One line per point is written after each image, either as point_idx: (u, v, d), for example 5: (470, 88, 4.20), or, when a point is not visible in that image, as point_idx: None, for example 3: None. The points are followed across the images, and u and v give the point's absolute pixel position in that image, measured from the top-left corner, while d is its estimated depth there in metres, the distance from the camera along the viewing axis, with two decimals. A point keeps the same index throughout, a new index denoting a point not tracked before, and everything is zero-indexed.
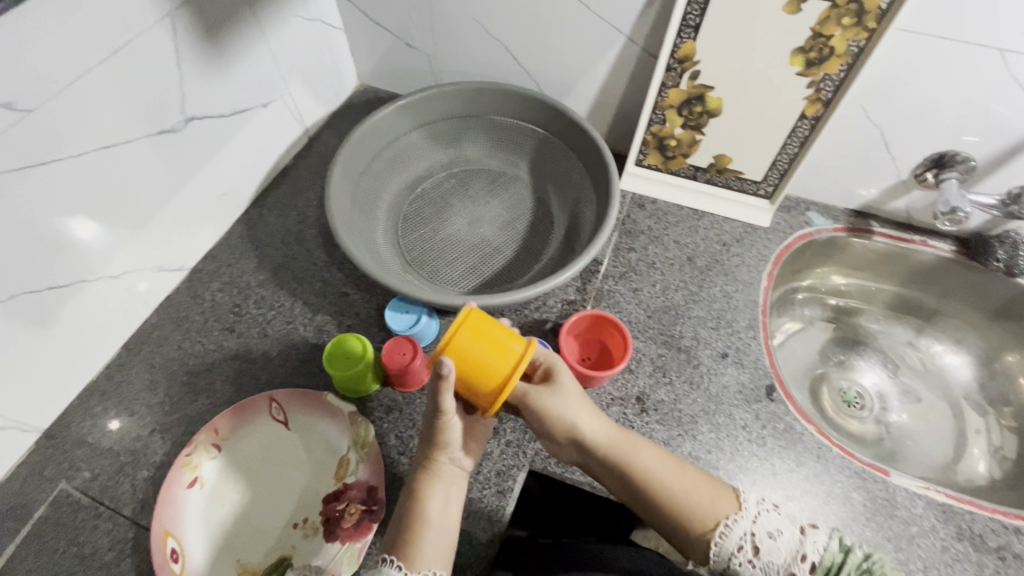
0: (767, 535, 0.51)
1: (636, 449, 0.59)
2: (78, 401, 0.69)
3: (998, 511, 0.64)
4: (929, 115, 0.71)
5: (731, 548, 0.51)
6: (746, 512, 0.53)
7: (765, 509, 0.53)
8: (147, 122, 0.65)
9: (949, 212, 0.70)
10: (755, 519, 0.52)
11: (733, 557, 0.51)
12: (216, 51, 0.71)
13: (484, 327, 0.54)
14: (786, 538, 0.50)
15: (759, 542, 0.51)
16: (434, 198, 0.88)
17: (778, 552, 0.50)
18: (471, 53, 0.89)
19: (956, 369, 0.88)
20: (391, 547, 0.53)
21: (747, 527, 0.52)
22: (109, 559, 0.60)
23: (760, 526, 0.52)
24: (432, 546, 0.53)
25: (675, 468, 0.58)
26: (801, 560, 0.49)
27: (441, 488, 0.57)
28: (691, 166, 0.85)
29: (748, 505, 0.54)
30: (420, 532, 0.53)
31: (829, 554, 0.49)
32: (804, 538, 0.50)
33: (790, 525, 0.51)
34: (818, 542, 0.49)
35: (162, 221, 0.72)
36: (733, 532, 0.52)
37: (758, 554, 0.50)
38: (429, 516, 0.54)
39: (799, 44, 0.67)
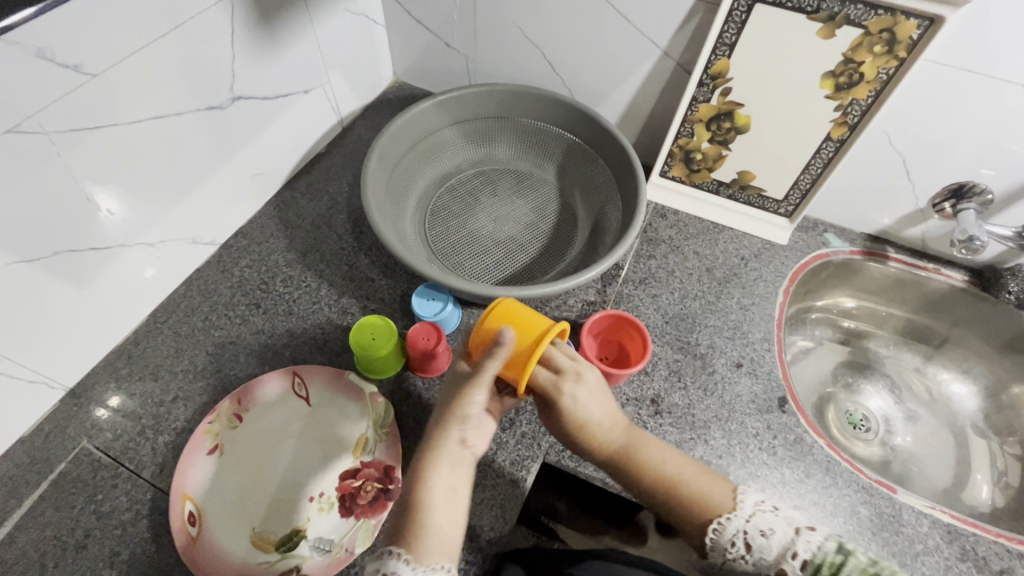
0: (760, 533, 0.51)
1: (646, 448, 0.58)
2: (103, 363, 0.70)
3: (1001, 535, 0.65)
4: (949, 146, 0.73)
5: (725, 544, 0.52)
6: (739, 510, 0.52)
7: (761, 508, 0.52)
8: (197, 98, 0.67)
9: (965, 240, 0.72)
10: (749, 518, 0.52)
11: (728, 552, 0.51)
12: (268, 35, 0.73)
13: (513, 311, 0.58)
14: (778, 536, 0.50)
15: (751, 540, 0.51)
16: (463, 193, 0.90)
17: (770, 549, 0.50)
18: (507, 57, 0.92)
19: (961, 399, 0.90)
20: (395, 534, 0.49)
21: (741, 526, 0.51)
22: (127, 518, 0.60)
23: (752, 525, 0.51)
24: (435, 535, 0.49)
25: (683, 464, 0.57)
26: (792, 558, 0.49)
27: (449, 474, 0.52)
28: (714, 180, 0.87)
29: (743, 504, 0.53)
30: (423, 517, 0.49)
31: (823, 553, 0.48)
32: (797, 538, 0.49)
33: (784, 525, 0.50)
34: (811, 542, 0.49)
35: (199, 194, 0.73)
36: (727, 529, 0.52)
37: (751, 550, 0.51)
38: (432, 502, 0.50)
39: (830, 68, 0.69)
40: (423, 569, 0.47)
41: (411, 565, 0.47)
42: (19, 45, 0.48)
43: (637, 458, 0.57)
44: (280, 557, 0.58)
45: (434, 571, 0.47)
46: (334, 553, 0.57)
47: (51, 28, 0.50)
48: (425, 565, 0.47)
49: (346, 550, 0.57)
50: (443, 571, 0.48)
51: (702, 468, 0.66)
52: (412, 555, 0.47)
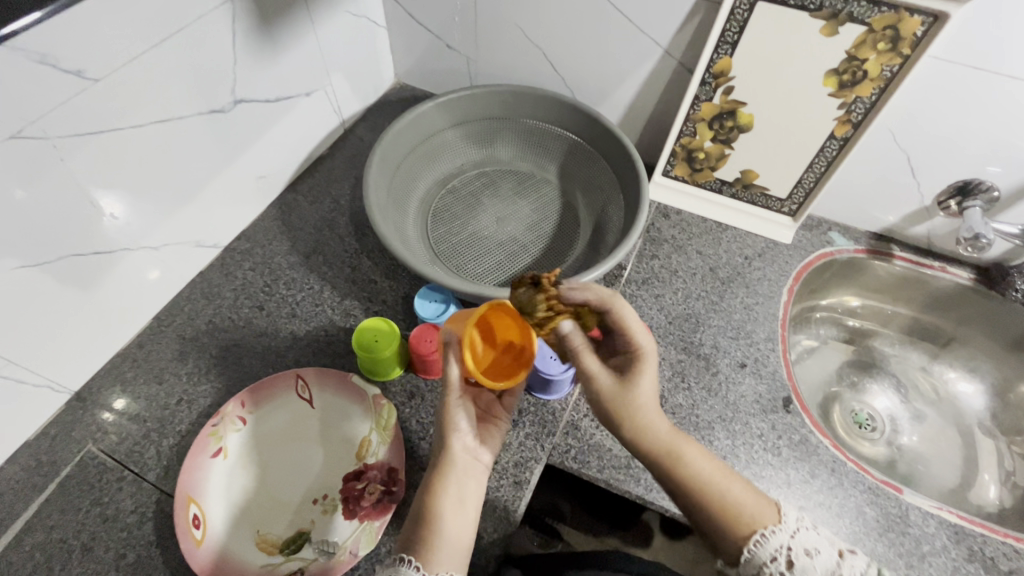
0: (804, 552, 0.47)
1: (691, 452, 0.53)
2: (108, 366, 0.71)
3: (1010, 536, 0.64)
4: (955, 144, 0.72)
5: (764, 558, 0.47)
6: (784, 525, 0.48)
7: (804, 526, 0.49)
8: (199, 101, 0.67)
9: (972, 238, 0.71)
10: (794, 534, 0.48)
11: (766, 567, 0.47)
12: (269, 38, 0.73)
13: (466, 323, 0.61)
14: (823, 558, 0.46)
15: (793, 558, 0.46)
16: (464, 194, 0.90)
17: (814, 570, 0.46)
18: (508, 58, 0.92)
19: (968, 397, 0.89)
20: (407, 542, 0.49)
21: (785, 541, 0.47)
22: (132, 521, 0.61)
23: (798, 542, 0.47)
24: (447, 544, 0.49)
25: (725, 473, 0.52)
26: None
27: (455, 483, 0.53)
28: (717, 179, 0.87)
29: (787, 518, 0.49)
30: (435, 527, 0.50)
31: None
32: (841, 561, 0.46)
33: (829, 547, 0.47)
34: (855, 568, 0.46)
35: (201, 197, 0.74)
36: (769, 543, 0.47)
37: (791, 569, 0.46)
38: (445, 513, 0.51)
39: (834, 66, 0.69)
40: None
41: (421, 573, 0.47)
42: (22, 50, 0.49)
43: (680, 461, 0.52)
44: (284, 559, 0.58)
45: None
46: (337, 555, 0.57)
47: (53, 34, 0.50)
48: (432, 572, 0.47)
49: (351, 552, 0.57)
50: None
51: None
52: (422, 563, 0.48)
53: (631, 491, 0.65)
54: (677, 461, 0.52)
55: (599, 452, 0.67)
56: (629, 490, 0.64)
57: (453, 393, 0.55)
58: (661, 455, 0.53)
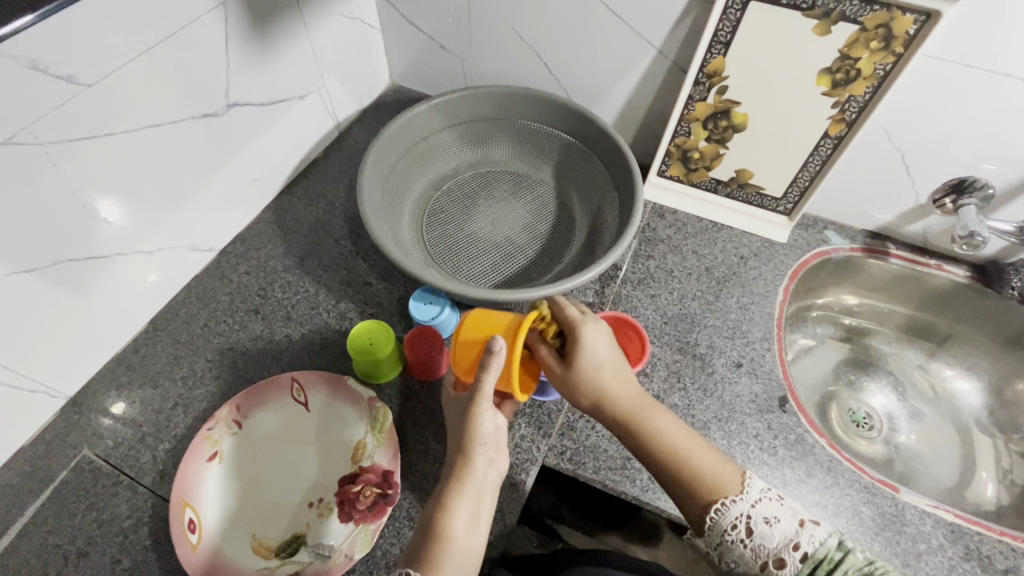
0: (763, 520, 0.50)
1: (658, 418, 0.57)
2: (104, 371, 0.71)
3: (1006, 534, 0.64)
4: (949, 142, 0.72)
5: (725, 525, 0.50)
6: (747, 494, 0.51)
7: (767, 496, 0.51)
8: (192, 105, 0.67)
9: (966, 236, 0.71)
10: (754, 504, 0.51)
11: (726, 534, 0.50)
12: (262, 41, 0.73)
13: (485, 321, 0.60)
14: (782, 526, 0.49)
15: (753, 525, 0.50)
16: (460, 196, 0.90)
17: (772, 537, 0.49)
18: (503, 59, 0.92)
19: (965, 395, 0.89)
20: (413, 559, 0.49)
21: (745, 510, 0.50)
22: (128, 526, 0.61)
23: (757, 511, 0.50)
24: (455, 563, 0.49)
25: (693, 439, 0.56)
26: (793, 548, 0.48)
27: (468, 499, 0.53)
28: (712, 179, 0.87)
29: (750, 489, 0.52)
30: (443, 547, 0.49)
31: (825, 548, 0.48)
32: (801, 530, 0.49)
33: (790, 516, 0.50)
34: (814, 536, 0.49)
35: (196, 201, 0.74)
36: (730, 511, 0.50)
37: (751, 535, 0.49)
38: (454, 531, 0.50)
39: (827, 64, 0.69)
40: None
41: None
42: (13, 56, 0.49)
43: (648, 425, 0.56)
44: (280, 563, 0.58)
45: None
46: (333, 558, 0.57)
47: (44, 40, 0.50)
48: None
49: (346, 555, 0.57)
50: None
51: None
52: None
53: (627, 491, 0.65)
54: (646, 429, 0.56)
55: (594, 453, 0.67)
56: (625, 491, 0.64)
57: (483, 406, 0.55)
58: (631, 421, 0.57)
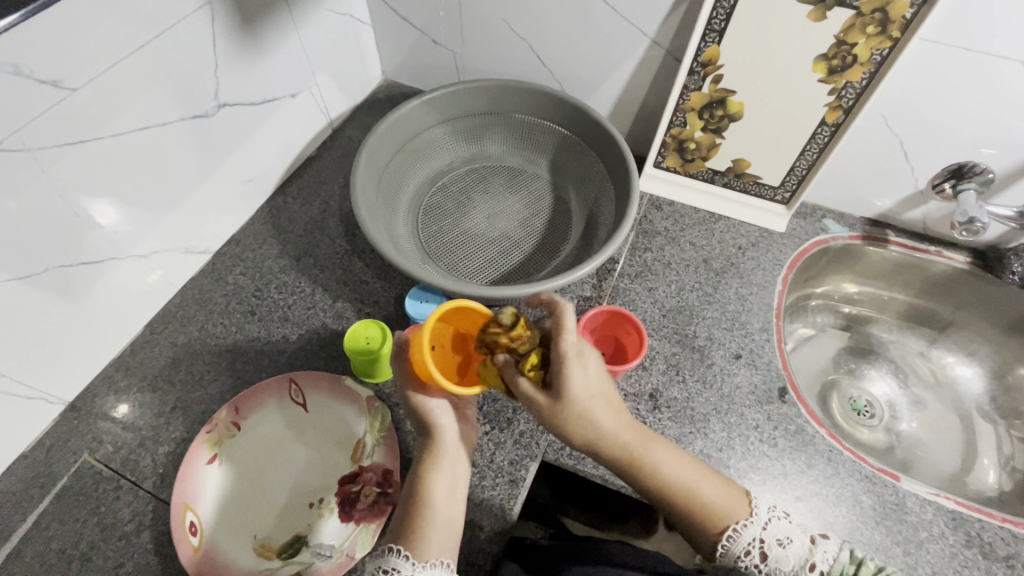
0: (778, 543, 0.51)
1: (657, 451, 0.55)
2: (103, 376, 0.71)
3: (1008, 521, 0.64)
4: (947, 127, 0.71)
5: (738, 552, 0.51)
6: (756, 517, 0.52)
7: (776, 516, 0.52)
8: (181, 107, 0.66)
9: (966, 222, 0.71)
10: (765, 526, 0.52)
11: (740, 561, 0.51)
12: (250, 41, 0.73)
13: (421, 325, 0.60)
14: (796, 547, 0.50)
15: (767, 549, 0.51)
16: (455, 191, 0.90)
17: (786, 559, 0.50)
18: (495, 52, 0.91)
19: (967, 381, 0.89)
20: (395, 532, 0.51)
21: (757, 534, 0.51)
22: (130, 529, 0.61)
23: (770, 534, 0.51)
24: (434, 533, 0.51)
25: (692, 467, 0.55)
26: (809, 569, 0.49)
27: (442, 472, 0.55)
28: (709, 169, 0.86)
29: (757, 510, 0.53)
30: (424, 519, 0.52)
31: (838, 565, 0.50)
32: (814, 548, 0.50)
33: (801, 535, 0.51)
34: (828, 553, 0.50)
35: (188, 204, 0.73)
36: (742, 537, 0.51)
37: (766, 560, 0.50)
38: (432, 504, 0.53)
39: (823, 51, 0.68)
40: (422, 565, 0.49)
41: (411, 561, 0.48)
42: None
43: (651, 459, 0.55)
44: (281, 563, 0.58)
45: (433, 567, 0.49)
46: (334, 558, 0.57)
47: (29, 45, 0.50)
48: (423, 561, 0.49)
49: (347, 555, 0.57)
50: (442, 566, 0.49)
51: (702, 462, 0.66)
52: (411, 552, 0.49)
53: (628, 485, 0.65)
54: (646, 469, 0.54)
55: None
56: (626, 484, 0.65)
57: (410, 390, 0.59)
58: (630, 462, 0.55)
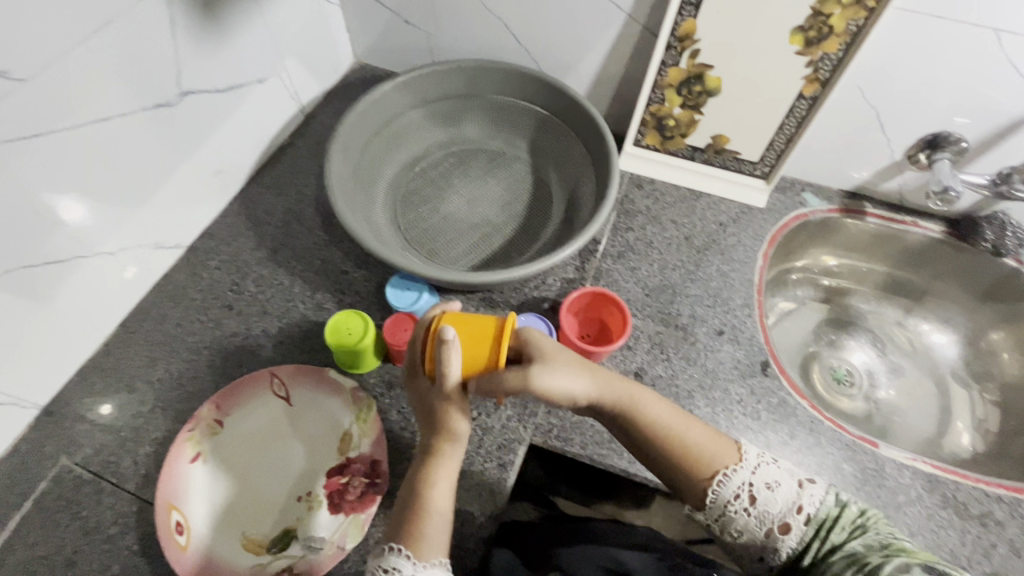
0: (766, 486, 0.51)
1: (645, 401, 0.57)
2: (77, 378, 0.69)
3: (980, 480, 0.66)
4: (924, 96, 0.72)
5: (728, 496, 0.51)
6: (745, 462, 0.53)
7: (764, 462, 0.53)
8: (143, 96, 0.64)
9: (941, 191, 0.71)
10: (754, 470, 0.52)
11: (729, 505, 0.51)
12: (212, 24, 0.70)
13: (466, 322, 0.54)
14: (784, 490, 0.51)
15: (755, 493, 0.51)
16: (434, 176, 0.88)
17: (775, 502, 0.50)
18: (469, 31, 0.89)
19: (942, 347, 0.91)
20: (396, 533, 0.51)
21: (746, 477, 0.52)
22: (115, 532, 0.60)
23: (759, 477, 0.52)
24: (434, 534, 0.51)
25: (681, 419, 0.56)
26: (797, 511, 0.50)
27: (444, 475, 0.55)
28: (689, 146, 0.85)
29: (747, 456, 0.53)
30: (425, 520, 0.52)
31: (825, 508, 0.50)
32: (801, 492, 0.51)
33: (789, 478, 0.52)
34: (814, 496, 0.50)
35: (158, 198, 0.71)
36: (733, 480, 0.52)
37: (754, 503, 0.51)
38: (433, 505, 0.53)
39: (799, 23, 0.67)
40: (423, 565, 0.49)
41: (411, 561, 0.49)
42: None
43: (637, 411, 0.56)
44: (272, 558, 0.58)
45: (433, 567, 0.49)
46: (325, 550, 0.57)
47: None
48: (425, 561, 0.49)
49: (338, 546, 0.57)
50: (442, 566, 0.50)
51: None
52: (411, 551, 0.50)
53: (616, 463, 0.65)
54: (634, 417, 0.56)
55: (581, 428, 0.67)
56: (613, 464, 0.65)
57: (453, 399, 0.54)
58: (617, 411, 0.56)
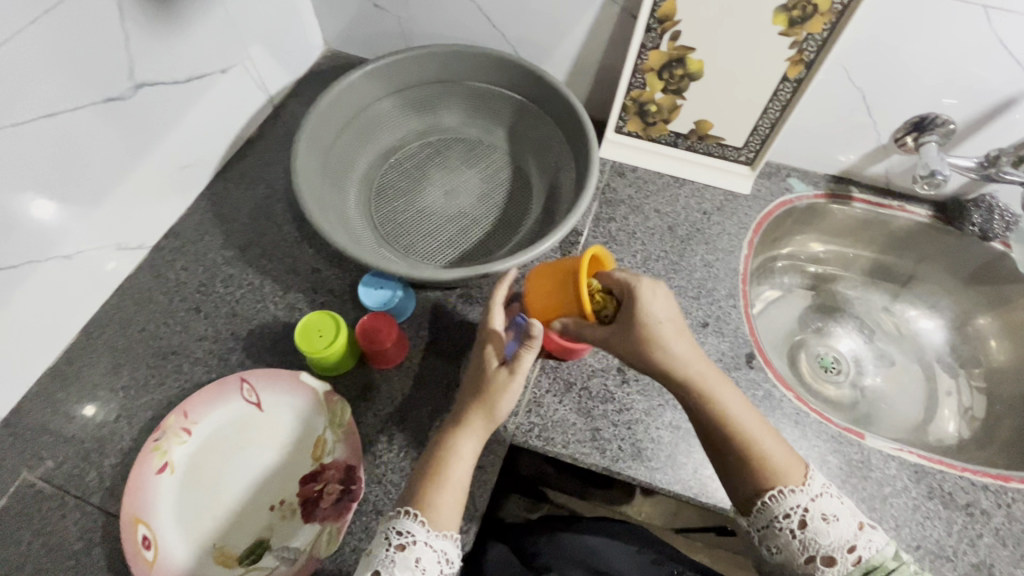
0: (822, 517, 0.49)
1: (728, 396, 0.55)
2: (37, 388, 0.66)
3: (967, 470, 0.65)
4: (912, 76, 0.69)
5: (778, 513, 0.50)
6: (808, 488, 0.51)
7: (828, 493, 0.51)
8: (92, 90, 0.60)
9: (927, 176, 0.70)
10: (815, 499, 0.50)
11: (776, 521, 0.50)
12: (166, 12, 0.66)
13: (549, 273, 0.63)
14: (840, 526, 0.49)
15: (807, 519, 0.49)
16: (410, 168, 0.85)
17: (827, 534, 0.48)
18: (442, 15, 0.85)
19: (929, 333, 0.90)
20: (413, 495, 0.53)
21: (803, 503, 0.50)
22: (80, 548, 0.58)
23: (817, 506, 0.50)
24: (451, 501, 0.53)
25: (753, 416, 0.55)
26: (848, 550, 0.48)
27: (473, 445, 0.56)
28: (672, 132, 0.83)
29: (813, 483, 0.51)
30: (443, 487, 0.53)
31: (881, 556, 0.48)
32: (859, 533, 0.48)
33: (850, 517, 0.49)
34: (873, 542, 0.48)
35: (118, 198, 0.68)
36: (784, 501, 0.50)
37: (803, 528, 0.49)
38: (456, 472, 0.54)
39: (782, 2, 0.64)
40: (435, 534, 0.51)
41: (425, 528, 0.51)
42: None
43: (716, 401, 0.55)
44: (244, 571, 0.56)
45: (443, 537, 0.51)
46: (298, 560, 0.56)
47: None
48: (437, 530, 0.51)
49: (311, 557, 0.56)
50: (451, 538, 0.52)
51: (672, 434, 0.65)
52: (427, 517, 0.51)
53: (598, 462, 0.64)
54: (713, 403, 0.55)
55: (562, 427, 0.66)
56: (595, 462, 0.63)
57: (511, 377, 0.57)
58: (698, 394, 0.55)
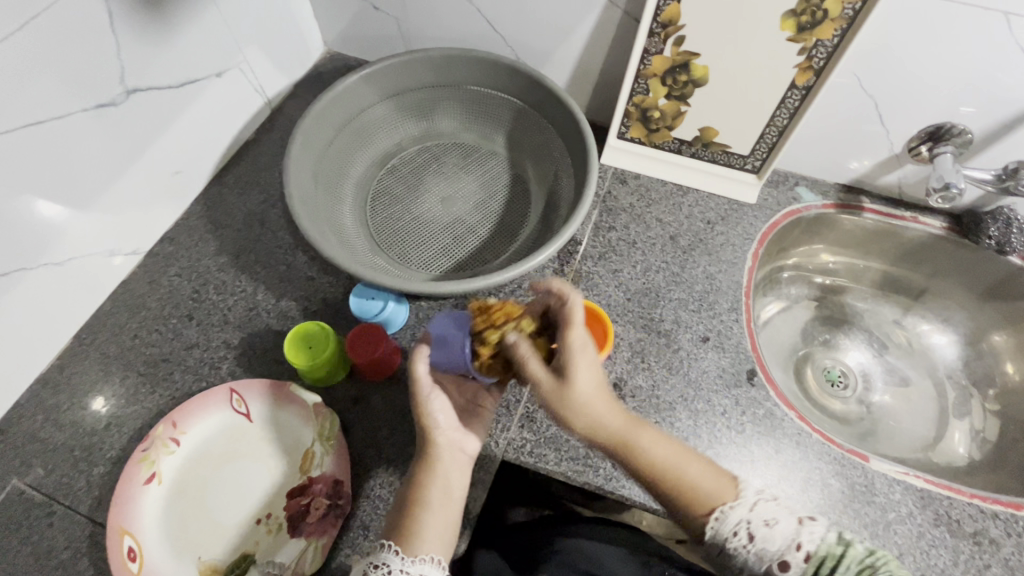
0: (763, 522, 0.48)
1: (643, 437, 0.52)
2: (28, 394, 0.66)
3: (976, 496, 0.62)
4: (925, 84, 0.66)
5: (726, 532, 0.49)
6: (742, 498, 0.50)
7: (762, 497, 0.50)
8: (82, 96, 0.59)
9: (942, 188, 0.67)
10: (751, 506, 0.49)
11: (728, 541, 0.49)
12: (157, 16, 0.65)
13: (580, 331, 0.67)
14: (782, 527, 0.48)
15: (753, 530, 0.48)
16: (406, 174, 0.84)
17: (773, 541, 0.47)
18: (441, 17, 0.83)
19: (941, 348, 0.87)
20: (389, 529, 0.51)
21: (743, 514, 0.48)
22: (66, 558, 0.58)
23: (755, 514, 0.48)
24: (428, 532, 0.50)
25: (675, 452, 0.52)
26: (795, 548, 0.47)
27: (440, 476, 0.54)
28: (676, 139, 0.80)
29: (745, 492, 0.50)
30: (420, 515, 0.51)
31: (827, 545, 0.47)
32: (800, 528, 0.47)
33: (787, 515, 0.48)
34: (814, 533, 0.47)
35: (109, 203, 0.67)
36: (728, 517, 0.49)
37: (752, 541, 0.48)
38: (427, 501, 0.52)
39: (791, 7, 0.62)
40: (411, 560, 0.48)
41: (399, 556, 0.48)
42: None
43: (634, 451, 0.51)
44: None
45: (423, 562, 0.48)
46: None
47: None
48: (412, 556, 0.48)
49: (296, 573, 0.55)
50: (432, 561, 0.49)
51: None
52: (401, 546, 0.49)
53: (591, 480, 0.62)
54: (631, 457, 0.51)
55: (556, 444, 0.64)
56: (588, 481, 0.62)
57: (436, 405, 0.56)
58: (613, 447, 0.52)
